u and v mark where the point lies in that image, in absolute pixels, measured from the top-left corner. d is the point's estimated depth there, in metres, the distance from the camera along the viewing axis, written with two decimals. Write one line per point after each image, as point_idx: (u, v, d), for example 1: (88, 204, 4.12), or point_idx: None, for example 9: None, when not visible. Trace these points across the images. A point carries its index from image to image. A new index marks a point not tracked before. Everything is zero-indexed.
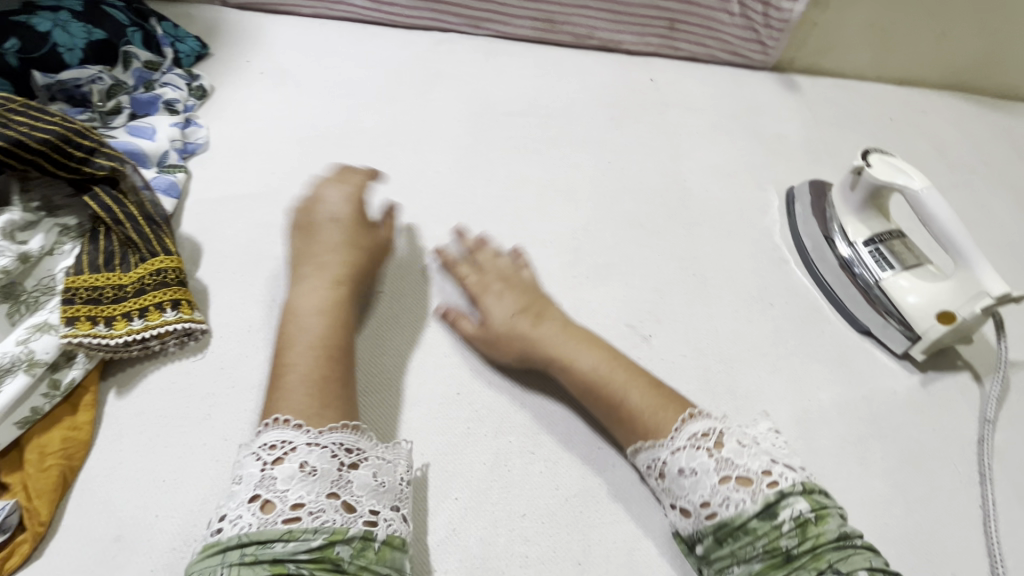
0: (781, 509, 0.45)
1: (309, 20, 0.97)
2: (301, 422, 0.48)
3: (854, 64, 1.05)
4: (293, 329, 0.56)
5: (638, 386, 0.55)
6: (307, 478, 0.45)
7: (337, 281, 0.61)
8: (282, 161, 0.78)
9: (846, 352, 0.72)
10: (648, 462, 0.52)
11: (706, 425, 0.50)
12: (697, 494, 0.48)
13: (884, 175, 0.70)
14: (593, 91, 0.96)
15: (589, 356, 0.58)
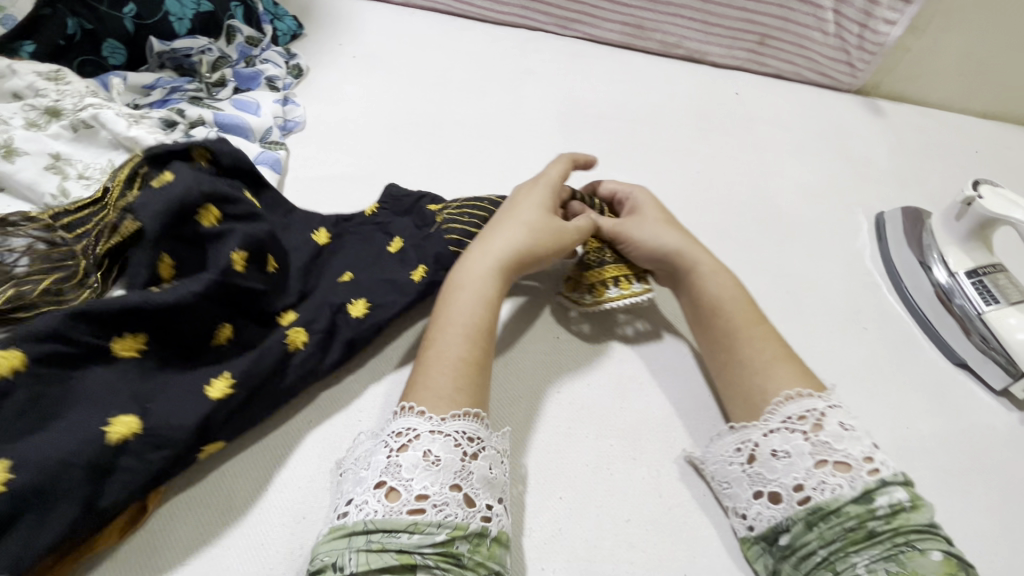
0: (879, 495, 0.45)
1: (399, 8, 1.01)
2: (424, 410, 0.49)
3: (939, 94, 1.03)
4: (456, 284, 0.58)
5: (768, 340, 0.56)
6: (431, 469, 0.46)
7: (502, 263, 0.59)
8: (376, 145, 0.79)
9: (943, 384, 0.67)
10: (738, 442, 0.53)
11: (807, 405, 0.50)
12: (789, 476, 0.48)
13: (995, 208, 0.66)
14: (680, 100, 0.96)
15: (720, 282, 0.60)
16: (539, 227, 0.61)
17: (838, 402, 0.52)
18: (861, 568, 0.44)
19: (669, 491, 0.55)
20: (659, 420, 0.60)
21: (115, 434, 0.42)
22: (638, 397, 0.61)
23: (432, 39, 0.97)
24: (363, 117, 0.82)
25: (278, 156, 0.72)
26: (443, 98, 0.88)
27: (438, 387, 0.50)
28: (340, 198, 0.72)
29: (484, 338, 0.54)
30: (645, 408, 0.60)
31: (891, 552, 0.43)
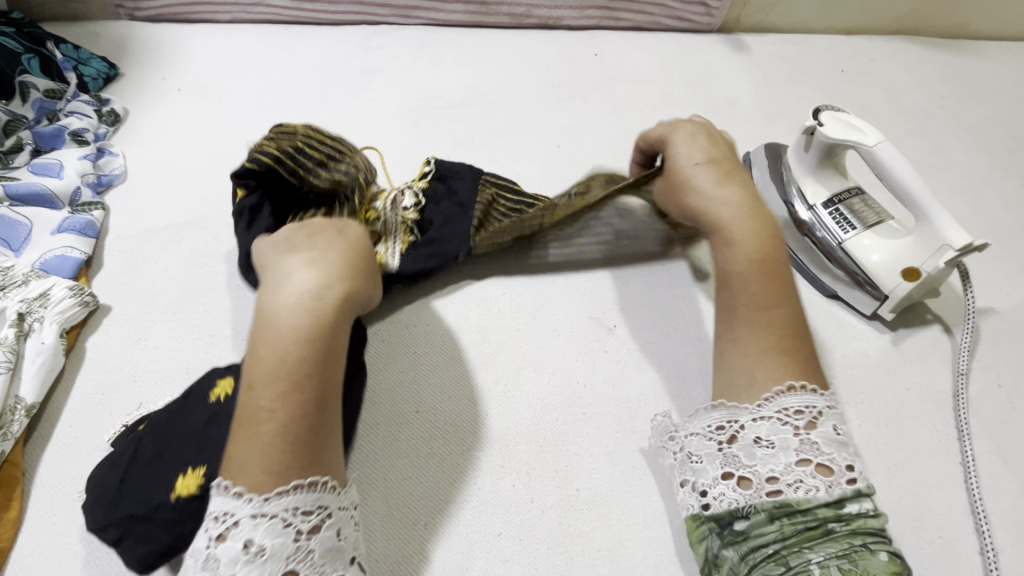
0: (850, 502, 0.44)
1: (228, 26, 0.94)
2: (241, 490, 0.41)
3: (796, 18, 1.01)
4: (259, 339, 0.45)
5: (773, 324, 0.52)
6: (253, 562, 0.39)
7: (307, 303, 0.46)
8: (208, 181, 0.74)
9: (814, 319, 0.66)
10: (722, 420, 0.49)
11: (808, 401, 0.47)
12: (765, 466, 0.46)
13: (832, 139, 0.65)
14: (536, 72, 0.92)
15: (747, 248, 0.54)
16: (336, 267, 0.49)
17: (835, 405, 0.49)
18: (814, 565, 0.42)
19: (542, 493, 0.53)
20: (530, 419, 0.57)
21: (218, 396, 0.50)
22: (505, 396, 0.59)
23: (265, 54, 0.91)
24: (190, 154, 0.77)
25: (91, 218, 0.67)
26: (281, 117, 0.82)
27: (253, 449, 0.42)
28: (168, 249, 0.67)
29: (309, 400, 0.44)
30: (516, 408, 0.58)
31: (846, 551, 0.42)
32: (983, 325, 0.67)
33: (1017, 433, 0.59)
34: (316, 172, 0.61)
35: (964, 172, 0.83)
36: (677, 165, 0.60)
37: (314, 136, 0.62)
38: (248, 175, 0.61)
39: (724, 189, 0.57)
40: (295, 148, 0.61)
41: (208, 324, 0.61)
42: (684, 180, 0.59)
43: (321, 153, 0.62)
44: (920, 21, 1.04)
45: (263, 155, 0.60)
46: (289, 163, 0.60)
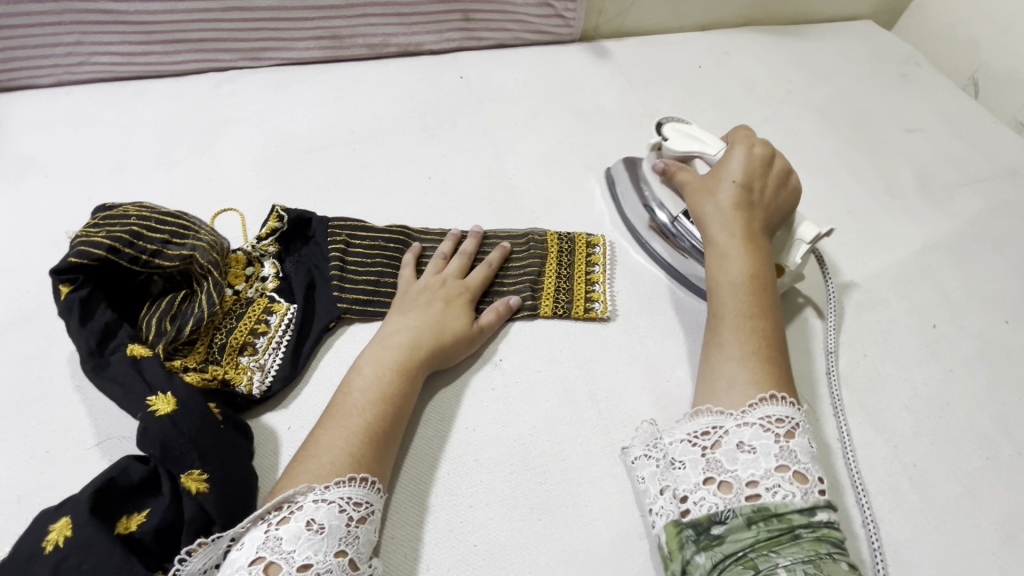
0: (820, 510, 0.45)
1: (51, 91, 0.85)
2: (309, 483, 0.47)
3: (650, 20, 1.05)
4: (379, 346, 0.58)
5: (750, 334, 0.55)
6: (314, 538, 0.43)
7: (407, 367, 0.56)
8: (39, 272, 0.66)
9: (693, 320, 0.68)
10: (707, 426, 0.50)
11: (786, 410, 0.49)
12: (747, 471, 0.46)
13: (681, 152, 0.69)
14: (400, 102, 0.89)
15: (738, 263, 0.58)
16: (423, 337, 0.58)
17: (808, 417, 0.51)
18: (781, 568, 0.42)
19: (435, 557, 0.51)
20: (420, 478, 0.55)
21: (51, 545, 0.44)
22: (392, 458, 0.55)
23: (97, 117, 0.83)
24: (14, 243, 0.69)
25: None
26: (121, 187, 0.75)
27: (330, 443, 0.49)
28: None
29: (390, 409, 0.54)
30: (403, 469, 0.55)
31: (812, 556, 0.42)
32: (845, 298, 0.71)
33: (885, 398, 0.62)
34: (162, 256, 0.58)
35: (815, 152, 0.89)
36: (721, 173, 0.64)
37: (150, 219, 0.58)
38: (72, 270, 0.55)
39: (739, 207, 0.61)
40: (134, 235, 0.57)
41: (42, 439, 0.54)
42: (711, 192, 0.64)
43: (164, 235, 0.58)
44: (763, 11, 1.10)
45: (96, 245, 0.55)
46: (130, 250, 0.56)
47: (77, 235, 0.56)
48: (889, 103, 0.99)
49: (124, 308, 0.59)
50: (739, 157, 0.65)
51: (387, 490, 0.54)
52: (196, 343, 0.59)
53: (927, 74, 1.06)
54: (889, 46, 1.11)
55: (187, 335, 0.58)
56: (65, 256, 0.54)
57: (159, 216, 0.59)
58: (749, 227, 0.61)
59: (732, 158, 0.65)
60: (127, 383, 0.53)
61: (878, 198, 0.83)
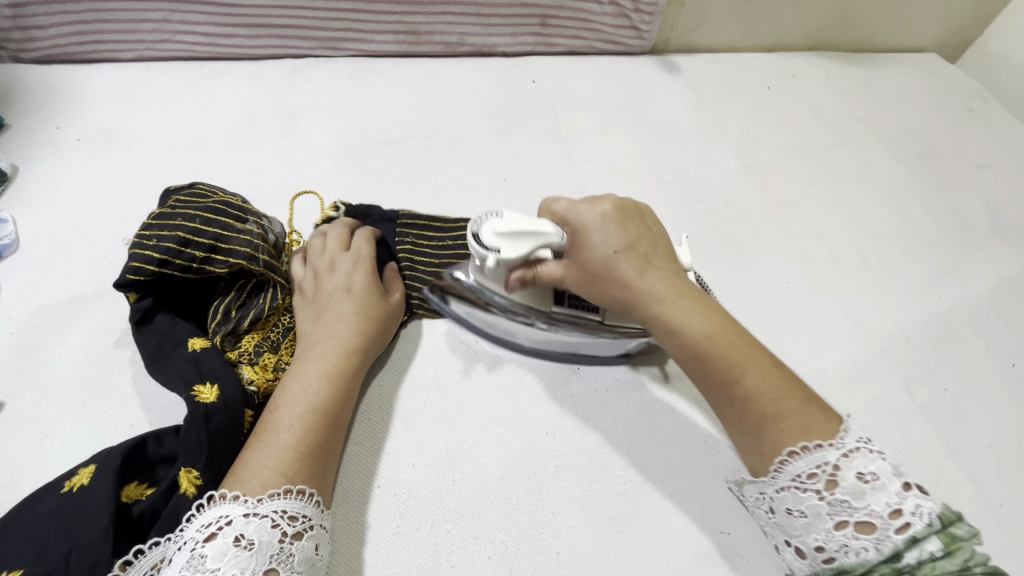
0: (909, 552, 0.39)
1: (132, 66, 0.86)
2: (238, 493, 0.43)
3: (720, 38, 1.05)
4: (299, 365, 0.53)
5: (762, 408, 0.45)
6: (241, 555, 0.40)
7: (335, 378, 0.53)
8: (120, 245, 0.66)
9: (772, 339, 0.67)
10: (756, 496, 0.47)
11: (817, 461, 0.42)
12: (809, 537, 0.43)
13: (522, 258, 0.53)
14: (474, 102, 0.89)
15: (698, 321, 0.48)
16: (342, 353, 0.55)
17: (858, 438, 0.43)
18: None
19: (519, 564, 0.50)
20: (502, 479, 0.54)
21: (71, 485, 0.45)
22: (475, 457, 0.55)
23: (177, 95, 0.83)
24: (96, 214, 0.69)
25: None
26: (201, 166, 0.76)
27: (260, 463, 0.45)
28: (75, 326, 0.59)
29: (326, 420, 0.50)
30: (486, 468, 0.55)
31: None
32: (921, 330, 0.70)
33: (966, 435, 0.61)
34: (212, 261, 0.56)
35: (886, 183, 0.88)
36: (593, 261, 0.51)
37: (226, 209, 0.59)
38: (143, 257, 0.53)
39: (650, 279, 0.50)
40: (181, 242, 0.55)
41: (128, 412, 0.54)
42: (604, 282, 0.51)
43: (210, 238, 0.56)
44: (832, 38, 1.11)
45: (148, 257, 0.53)
46: (203, 238, 0.56)
47: (154, 219, 0.56)
48: (958, 138, 0.98)
49: (185, 298, 0.58)
50: (600, 237, 0.51)
51: (471, 487, 0.53)
52: (253, 335, 0.58)
53: (995, 111, 1.06)
54: (955, 81, 1.11)
55: (247, 327, 0.58)
56: (123, 271, 0.53)
57: (233, 207, 0.60)
58: (678, 294, 0.49)
59: (591, 245, 0.51)
60: (184, 373, 0.52)
61: (950, 233, 0.82)
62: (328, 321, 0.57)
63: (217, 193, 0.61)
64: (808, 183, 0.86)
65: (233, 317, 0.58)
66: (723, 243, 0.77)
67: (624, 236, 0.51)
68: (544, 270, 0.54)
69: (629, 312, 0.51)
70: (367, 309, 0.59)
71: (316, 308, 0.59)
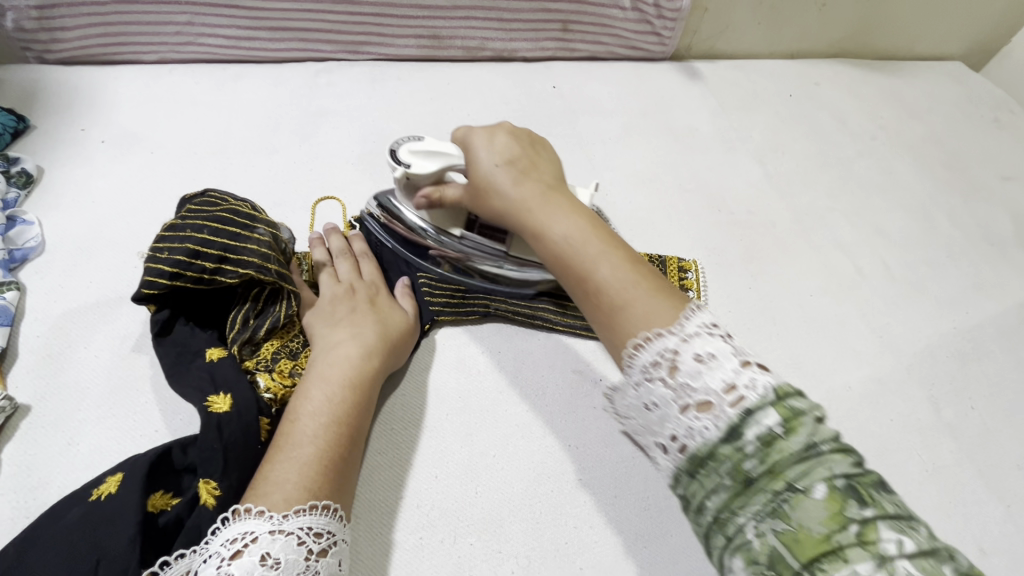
0: (747, 429, 0.36)
1: (155, 68, 0.86)
2: (263, 508, 0.42)
3: (743, 45, 1.04)
4: (319, 371, 0.53)
5: (629, 283, 0.45)
6: (268, 575, 0.39)
7: (354, 385, 0.52)
8: (143, 248, 0.67)
9: (797, 353, 0.67)
10: (621, 408, 0.44)
11: (659, 350, 0.41)
12: (663, 428, 0.40)
13: (435, 174, 0.60)
14: (495, 107, 0.89)
15: (567, 224, 0.50)
16: (363, 357, 0.55)
17: (706, 320, 0.42)
18: (749, 532, 0.34)
19: None
20: (525, 491, 0.54)
21: (99, 493, 0.45)
22: (497, 468, 0.55)
23: (200, 97, 0.83)
24: (121, 217, 0.69)
25: (5, 301, 0.59)
26: (223, 169, 0.76)
27: (282, 478, 0.44)
28: (100, 330, 0.60)
29: (346, 431, 0.50)
30: (509, 480, 0.54)
31: (772, 506, 0.34)
32: (948, 346, 0.69)
33: (996, 456, 0.60)
34: (222, 272, 0.55)
35: (911, 194, 0.87)
36: (478, 172, 0.56)
37: (233, 218, 0.57)
38: (154, 274, 0.53)
39: (521, 181, 0.54)
40: (191, 254, 0.54)
41: (152, 419, 0.54)
42: (491, 193, 0.55)
43: (219, 248, 0.55)
44: (856, 45, 1.09)
45: (160, 270, 0.53)
46: (211, 250, 0.55)
47: (164, 234, 0.55)
48: (985, 150, 0.96)
49: (203, 309, 0.58)
50: (484, 150, 0.57)
51: (496, 501, 0.53)
52: (269, 344, 0.58)
53: (1023, 122, 1.04)
54: (981, 90, 1.09)
55: (263, 336, 0.57)
56: (138, 285, 0.53)
57: (241, 216, 0.58)
58: (552, 195, 0.53)
59: (476, 157, 0.57)
60: (199, 386, 0.52)
61: (977, 246, 0.81)
62: (347, 328, 0.57)
63: (227, 200, 0.60)
64: (832, 194, 0.85)
65: (249, 326, 0.57)
66: (746, 254, 0.76)
67: (504, 148, 0.57)
68: (448, 191, 0.61)
69: (507, 223, 0.55)
70: (386, 319, 0.59)
71: (332, 317, 0.58)
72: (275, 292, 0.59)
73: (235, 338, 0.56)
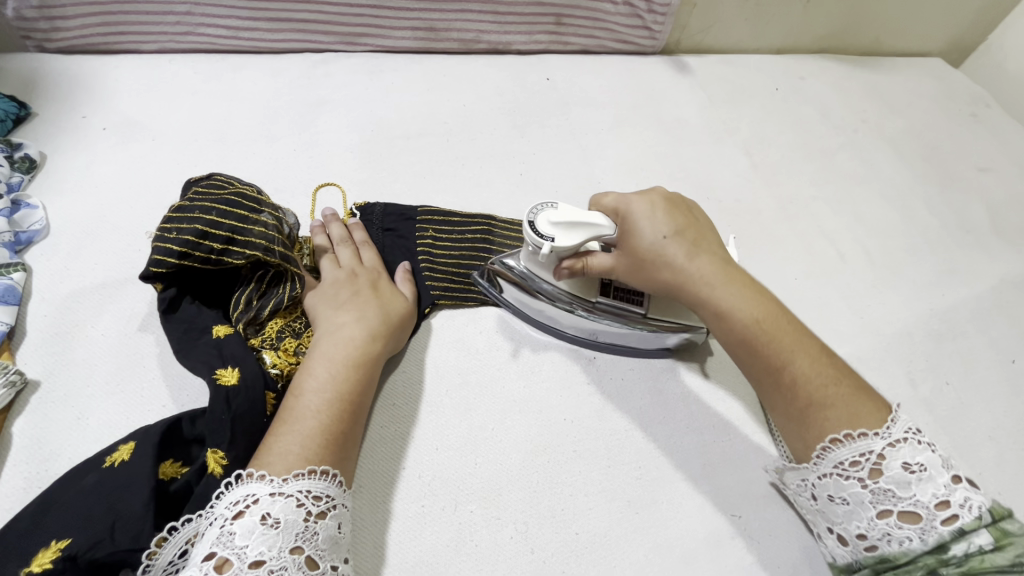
0: (955, 544, 0.43)
1: (155, 57, 0.87)
2: (264, 473, 0.44)
3: (730, 40, 1.07)
4: (324, 352, 0.54)
5: (799, 375, 0.49)
6: (267, 533, 0.41)
7: (358, 368, 0.54)
8: (147, 232, 0.68)
9: None
10: (798, 480, 0.51)
11: (861, 449, 0.46)
12: (852, 525, 0.47)
13: (574, 248, 0.54)
14: (491, 98, 0.91)
15: (743, 304, 0.51)
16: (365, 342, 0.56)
17: (905, 429, 0.46)
18: None
19: (540, 543, 0.52)
20: (522, 462, 0.56)
21: (111, 461, 0.47)
22: (495, 440, 0.57)
23: (200, 86, 0.84)
24: (124, 202, 0.70)
25: (11, 282, 0.60)
26: (225, 157, 0.77)
27: (285, 449, 0.46)
28: (106, 309, 0.61)
29: (349, 408, 0.52)
30: (507, 452, 0.56)
31: None
32: (924, 326, 0.72)
33: (969, 428, 0.63)
34: (229, 252, 0.57)
35: (891, 184, 0.90)
36: (641, 247, 0.53)
37: (241, 201, 0.59)
38: (164, 254, 0.55)
39: (694, 258, 0.52)
40: (199, 235, 0.55)
41: (159, 394, 0.56)
42: (649, 269, 0.53)
43: (226, 230, 0.57)
44: (838, 41, 1.13)
45: (169, 250, 0.55)
46: (219, 231, 0.56)
47: (173, 216, 0.57)
48: (962, 142, 1.00)
49: (209, 290, 0.60)
50: (647, 222, 0.53)
51: (494, 471, 0.55)
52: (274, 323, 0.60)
53: (998, 116, 1.08)
54: (960, 86, 1.13)
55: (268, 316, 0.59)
56: (147, 264, 0.55)
57: (248, 199, 0.60)
58: (725, 273, 0.52)
59: (639, 230, 0.53)
60: (207, 360, 0.54)
61: (953, 233, 0.85)
62: (350, 313, 0.59)
63: (234, 184, 0.62)
64: (815, 183, 0.89)
65: (254, 306, 0.58)
66: (733, 240, 0.79)
67: (668, 220, 0.54)
68: (593, 261, 0.56)
69: (670, 295, 0.54)
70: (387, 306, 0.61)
71: (336, 302, 0.60)
72: (280, 274, 0.61)
73: (241, 317, 0.57)
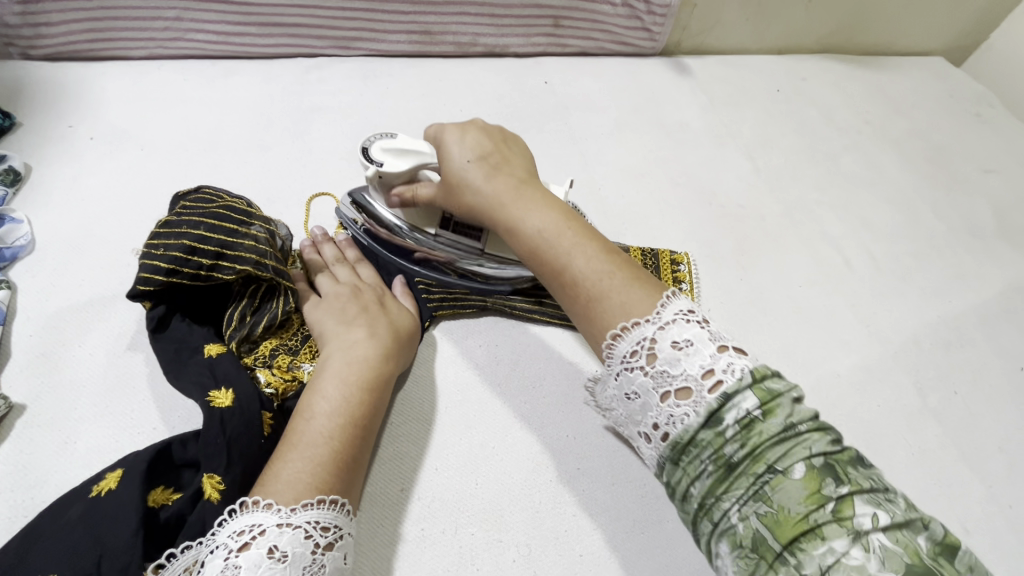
0: (726, 413, 0.38)
1: (143, 64, 0.85)
2: (271, 501, 0.42)
3: (731, 41, 1.05)
4: (332, 371, 0.52)
5: (590, 260, 0.48)
6: (276, 567, 0.40)
7: (367, 389, 0.52)
8: (135, 246, 0.66)
9: (787, 342, 0.68)
10: (609, 393, 0.45)
11: (636, 338, 0.42)
12: (646, 415, 0.42)
13: (406, 173, 0.60)
14: (487, 102, 0.89)
15: (538, 215, 0.51)
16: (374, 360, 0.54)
17: (675, 308, 0.43)
18: (733, 515, 0.36)
19: (543, 566, 0.50)
20: (524, 481, 0.55)
21: (100, 490, 0.45)
22: (497, 459, 0.56)
23: (190, 94, 0.82)
24: (111, 215, 0.68)
25: None
26: (215, 166, 0.75)
27: (293, 476, 0.44)
28: (94, 328, 0.59)
29: (357, 433, 0.50)
30: (509, 471, 0.55)
31: (756, 486, 0.35)
32: (932, 334, 0.71)
33: (979, 440, 0.62)
34: (219, 268, 0.55)
35: (896, 187, 0.89)
36: (451, 173, 0.56)
37: (230, 215, 0.57)
38: (152, 272, 0.53)
39: (492, 177, 0.54)
40: (187, 250, 0.54)
41: (149, 416, 0.54)
42: (462, 189, 0.55)
43: (216, 245, 0.55)
44: (841, 40, 1.11)
45: (157, 267, 0.53)
46: (208, 246, 0.54)
47: (160, 231, 0.55)
48: (967, 143, 0.99)
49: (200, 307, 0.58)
50: (456, 149, 0.56)
51: (496, 491, 0.54)
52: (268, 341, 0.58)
53: (1002, 116, 1.06)
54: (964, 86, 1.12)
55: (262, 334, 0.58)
56: (134, 282, 0.53)
57: (237, 212, 0.58)
58: (523, 186, 0.54)
59: (449, 155, 0.56)
60: (199, 379, 0.52)
61: (960, 238, 0.83)
62: (358, 329, 0.57)
63: (223, 197, 0.60)
64: (819, 186, 0.87)
65: (248, 323, 0.57)
66: (737, 247, 0.77)
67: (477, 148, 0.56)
68: (419, 189, 0.60)
69: (483, 220, 0.55)
70: (395, 324, 0.59)
71: (343, 317, 0.58)
72: (274, 290, 0.59)
73: (234, 334, 0.56)
